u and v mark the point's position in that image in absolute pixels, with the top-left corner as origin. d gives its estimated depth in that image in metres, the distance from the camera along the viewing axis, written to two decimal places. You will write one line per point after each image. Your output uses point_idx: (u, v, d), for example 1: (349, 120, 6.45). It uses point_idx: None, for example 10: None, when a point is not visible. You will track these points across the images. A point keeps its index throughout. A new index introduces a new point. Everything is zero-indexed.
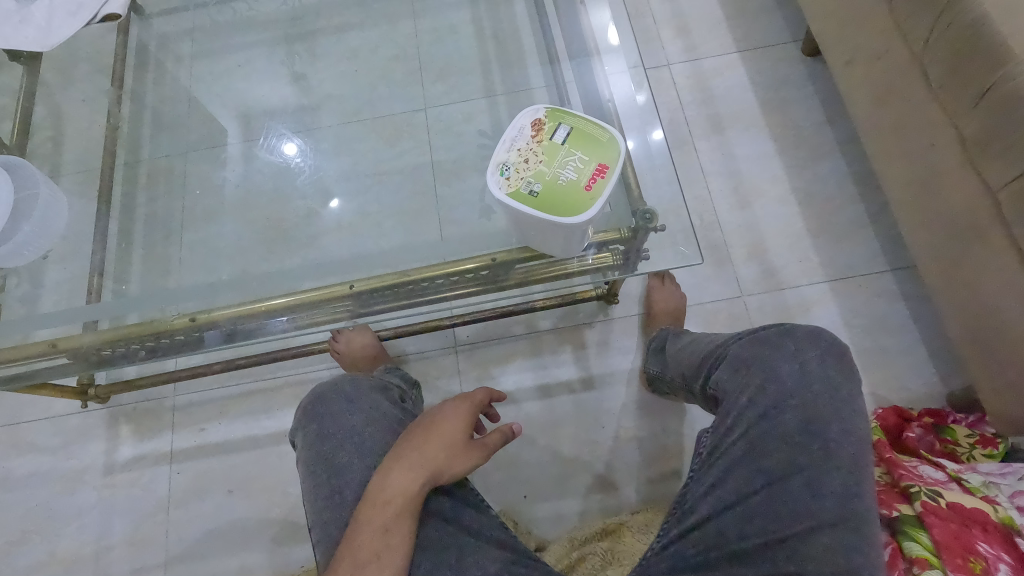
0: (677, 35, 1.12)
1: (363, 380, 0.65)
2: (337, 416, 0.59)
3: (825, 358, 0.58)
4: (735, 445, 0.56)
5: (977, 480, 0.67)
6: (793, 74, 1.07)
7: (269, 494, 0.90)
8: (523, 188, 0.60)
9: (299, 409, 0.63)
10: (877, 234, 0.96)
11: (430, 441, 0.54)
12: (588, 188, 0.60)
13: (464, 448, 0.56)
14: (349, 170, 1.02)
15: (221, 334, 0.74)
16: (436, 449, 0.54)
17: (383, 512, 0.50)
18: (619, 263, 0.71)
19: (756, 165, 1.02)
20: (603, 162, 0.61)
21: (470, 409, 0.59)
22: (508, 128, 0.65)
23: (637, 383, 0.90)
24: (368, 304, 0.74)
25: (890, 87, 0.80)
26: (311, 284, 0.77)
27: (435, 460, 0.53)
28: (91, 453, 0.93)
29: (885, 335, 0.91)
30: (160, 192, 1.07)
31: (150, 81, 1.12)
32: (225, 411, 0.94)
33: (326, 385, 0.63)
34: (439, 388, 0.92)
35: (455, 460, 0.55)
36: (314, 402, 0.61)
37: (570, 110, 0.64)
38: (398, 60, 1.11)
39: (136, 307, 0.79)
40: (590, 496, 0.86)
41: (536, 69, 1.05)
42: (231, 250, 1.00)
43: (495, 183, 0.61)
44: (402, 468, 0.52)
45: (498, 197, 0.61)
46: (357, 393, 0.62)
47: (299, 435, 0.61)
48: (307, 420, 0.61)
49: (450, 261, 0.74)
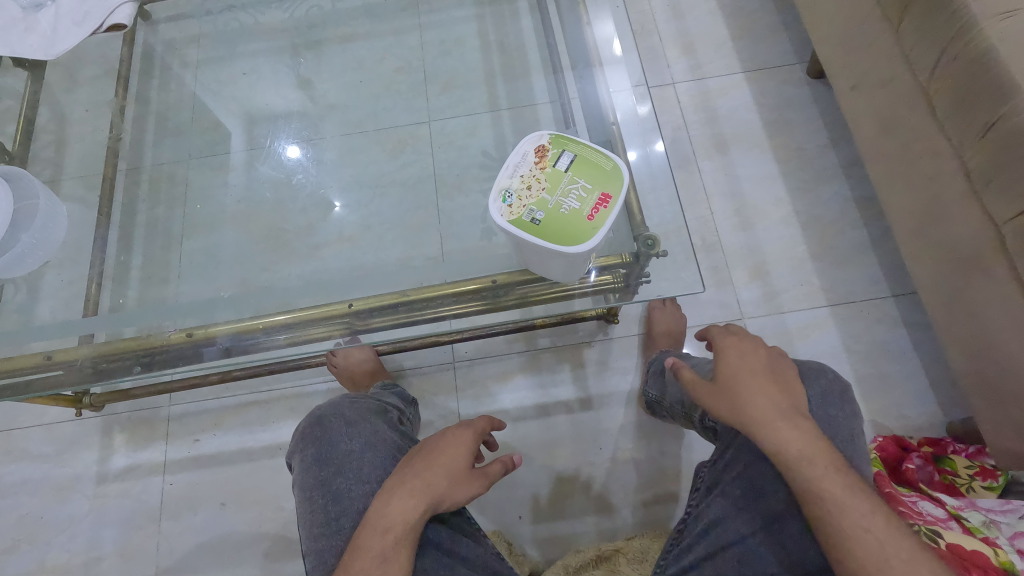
0: (683, 53, 1.13)
1: (364, 402, 0.65)
2: (338, 440, 0.59)
3: (827, 397, 0.58)
4: (735, 483, 0.56)
5: (977, 521, 0.66)
6: (797, 96, 1.07)
7: (262, 507, 0.89)
8: (525, 216, 0.60)
9: (298, 430, 0.63)
10: (880, 259, 0.95)
11: (430, 467, 0.54)
12: (590, 219, 0.60)
13: (465, 477, 0.55)
14: (352, 181, 1.03)
15: (218, 349, 0.74)
16: (438, 475, 0.53)
17: (380, 539, 0.49)
18: (618, 288, 0.71)
19: (759, 187, 1.02)
20: (606, 192, 0.61)
21: (472, 437, 0.58)
22: (511, 154, 0.65)
23: (635, 404, 0.90)
24: (366, 320, 0.73)
25: (895, 115, 0.80)
26: (308, 302, 0.77)
27: (436, 488, 0.53)
28: (84, 462, 0.93)
29: (886, 362, 0.90)
30: (161, 198, 1.06)
31: (155, 88, 1.13)
32: (220, 423, 0.93)
33: (325, 408, 0.63)
34: (436, 405, 0.92)
35: (456, 488, 0.54)
36: (313, 425, 0.61)
37: (574, 137, 0.64)
38: (403, 71, 1.11)
39: (133, 321, 0.79)
40: (586, 517, 0.85)
41: (541, 84, 1.06)
42: (231, 260, 1.00)
43: (497, 210, 0.61)
44: (403, 494, 0.51)
45: (499, 223, 0.61)
46: (355, 417, 0.61)
47: (296, 460, 0.60)
48: (305, 444, 0.60)
49: (453, 281, 0.74)
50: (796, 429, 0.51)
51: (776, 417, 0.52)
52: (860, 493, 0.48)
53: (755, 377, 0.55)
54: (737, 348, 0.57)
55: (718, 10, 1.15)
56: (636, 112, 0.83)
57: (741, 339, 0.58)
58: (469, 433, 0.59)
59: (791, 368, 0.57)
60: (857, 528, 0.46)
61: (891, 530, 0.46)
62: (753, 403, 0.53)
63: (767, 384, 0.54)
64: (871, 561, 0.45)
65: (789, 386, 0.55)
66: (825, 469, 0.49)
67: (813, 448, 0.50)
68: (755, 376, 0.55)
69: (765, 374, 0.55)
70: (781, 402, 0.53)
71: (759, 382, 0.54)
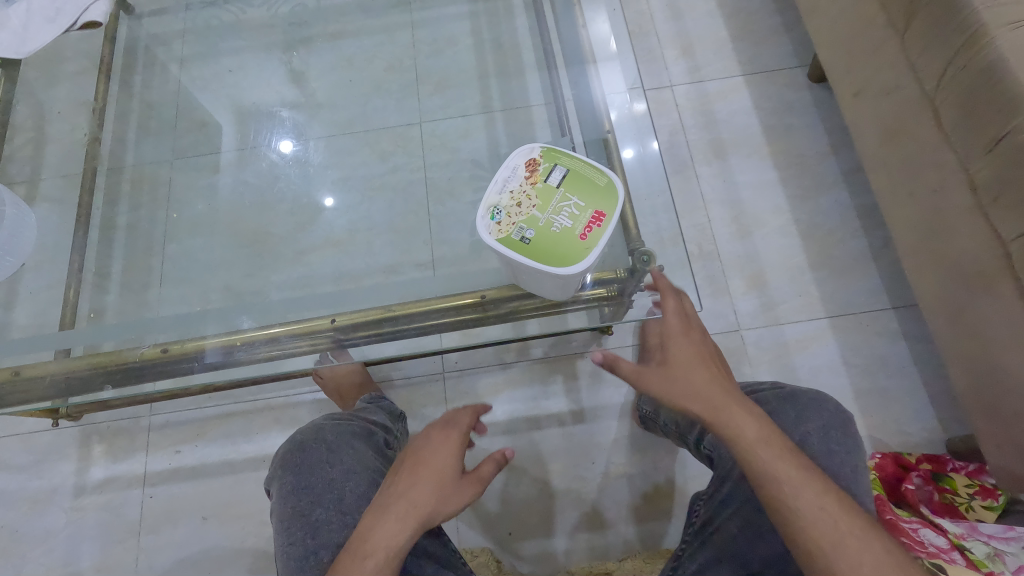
0: (681, 55, 1.10)
1: (350, 424, 0.63)
2: (319, 468, 0.57)
3: (828, 431, 0.56)
4: (730, 521, 0.55)
5: (981, 553, 0.66)
6: (798, 100, 1.05)
7: (245, 521, 0.87)
8: (514, 234, 0.58)
9: (276, 456, 0.61)
10: (880, 270, 0.93)
11: (418, 482, 0.51)
12: (583, 237, 0.58)
13: (452, 490, 0.52)
14: (340, 184, 1.00)
15: (206, 365, 0.71)
16: (424, 489, 0.51)
17: (362, 564, 0.47)
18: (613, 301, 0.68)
19: (757, 194, 0.99)
20: (600, 210, 0.59)
21: (460, 440, 0.56)
22: (501, 167, 0.63)
23: (629, 417, 0.88)
24: (348, 336, 0.71)
25: (898, 124, 0.78)
26: (297, 316, 0.75)
27: (423, 510, 0.50)
28: (61, 473, 0.90)
29: (885, 377, 0.88)
30: (143, 199, 1.03)
31: (137, 85, 1.09)
32: (202, 433, 0.91)
33: (305, 431, 0.61)
34: (424, 417, 0.89)
35: (447, 500, 0.52)
36: (292, 450, 0.59)
37: (567, 151, 0.62)
38: (394, 70, 1.08)
39: (112, 334, 0.77)
40: (577, 534, 0.84)
41: (535, 85, 1.04)
42: (213, 265, 0.96)
43: (485, 227, 0.59)
44: (391, 519, 0.49)
45: (487, 241, 0.59)
46: (338, 441, 0.60)
47: (274, 485, 0.58)
48: (284, 470, 0.59)
49: (442, 296, 0.72)
50: (746, 413, 0.51)
51: (728, 403, 0.52)
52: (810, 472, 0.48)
53: (705, 364, 0.55)
54: (686, 334, 0.58)
55: (718, 10, 1.13)
56: (633, 109, 0.81)
57: (688, 324, 0.59)
58: (456, 436, 0.56)
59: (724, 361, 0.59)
60: (813, 505, 0.46)
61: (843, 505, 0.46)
62: (707, 391, 0.53)
63: (715, 372, 0.55)
64: (827, 538, 0.45)
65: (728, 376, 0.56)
66: (777, 451, 0.49)
67: (764, 429, 0.50)
68: (704, 364, 0.55)
69: (711, 360, 0.56)
70: (729, 387, 0.53)
71: (707, 370, 0.54)
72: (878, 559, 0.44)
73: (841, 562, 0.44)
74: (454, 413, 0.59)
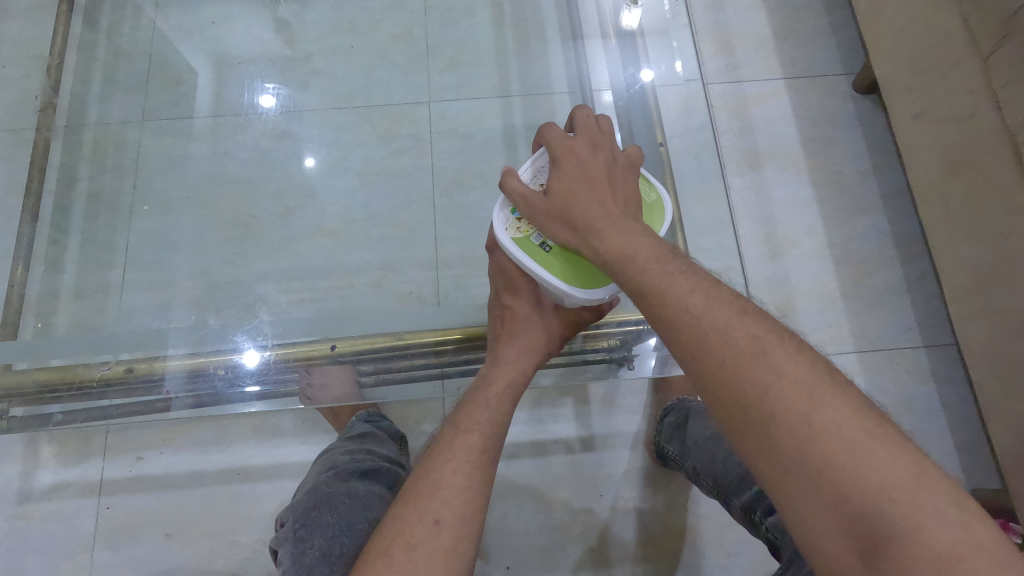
0: (719, 49, 1.00)
1: (380, 482, 0.58)
2: (352, 526, 0.52)
3: None
4: None
5: None
6: (841, 112, 0.97)
7: (214, 540, 0.78)
8: (535, 236, 0.52)
9: (293, 515, 0.55)
10: (914, 305, 0.88)
11: (512, 343, 0.56)
12: None
13: (544, 322, 0.56)
14: (335, 165, 0.88)
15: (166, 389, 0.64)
16: (520, 335, 0.56)
17: (485, 395, 0.52)
18: (615, 359, 0.66)
19: (792, 213, 0.92)
20: None
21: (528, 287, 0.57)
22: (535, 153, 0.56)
23: (643, 448, 0.82)
24: (350, 367, 0.65)
25: (965, 157, 0.71)
26: (291, 339, 0.68)
27: (532, 344, 0.56)
28: (4, 475, 0.80)
29: (914, 420, 0.83)
30: (106, 163, 0.89)
31: (104, 30, 0.95)
32: (168, 440, 0.81)
33: (335, 486, 0.56)
34: (421, 434, 0.80)
35: (541, 332, 0.56)
36: (319, 506, 0.54)
37: None
38: (401, 38, 0.95)
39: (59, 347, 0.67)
40: (580, 572, 0.77)
41: (562, 69, 0.93)
42: (187, 247, 0.85)
43: (502, 220, 0.53)
44: (506, 365, 0.54)
45: (502, 238, 0.53)
46: (373, 499, 0.55)
47: (286, 550, 0.52)
48: (307, 532, 0.52)
49: (464, 325, 0.66)
50: (612, 225, 0.45)
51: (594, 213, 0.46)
52: (683, 275, 0.42)
53: (589, 184, 0.48)
54: (572, 152, 0.50)
55: (762, 2, 1.03)
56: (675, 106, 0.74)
57: (574, 141, 0.51)
58: (523, 281, 0.57)
59: (631, 178, 0.51)
60: (674, 302, 0.41)
61: (710, 301, 0.40)
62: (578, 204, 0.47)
63: (598, 186, 0.48)
64: (689, 333, 0.40)
65: (619, 189, 0.49)
66: (646, 259, 0.43)
67: (635, 241, 0.44)
68: (582, 183, 0.48)
69: (597, 178, 0.48)
70: (606, 196, 0.47)
71: (591, 188, 0.48)
72: (742, 349, 0.38)
73: (705, 362, 0.39)
74: (500, 260, 0.59)
